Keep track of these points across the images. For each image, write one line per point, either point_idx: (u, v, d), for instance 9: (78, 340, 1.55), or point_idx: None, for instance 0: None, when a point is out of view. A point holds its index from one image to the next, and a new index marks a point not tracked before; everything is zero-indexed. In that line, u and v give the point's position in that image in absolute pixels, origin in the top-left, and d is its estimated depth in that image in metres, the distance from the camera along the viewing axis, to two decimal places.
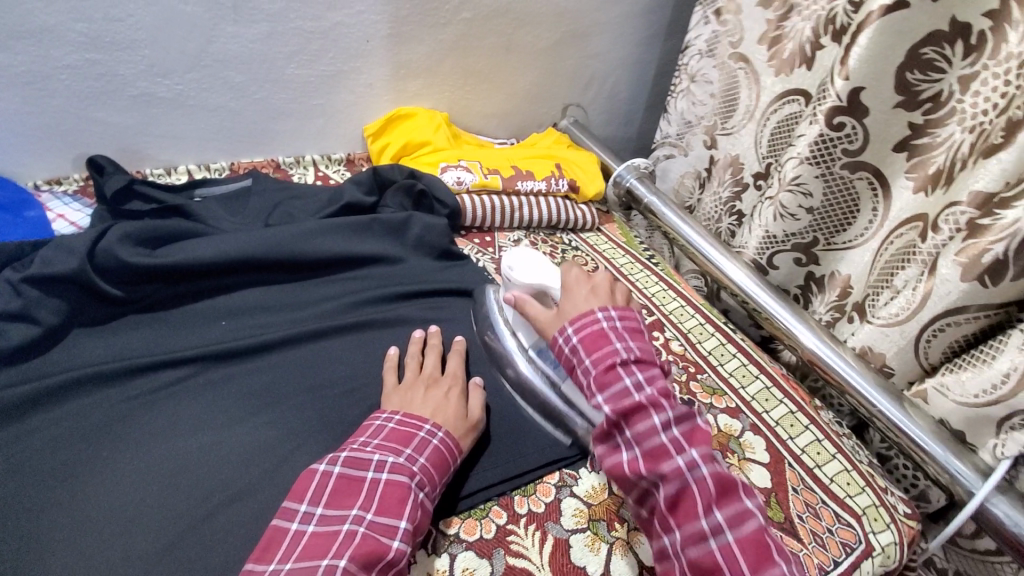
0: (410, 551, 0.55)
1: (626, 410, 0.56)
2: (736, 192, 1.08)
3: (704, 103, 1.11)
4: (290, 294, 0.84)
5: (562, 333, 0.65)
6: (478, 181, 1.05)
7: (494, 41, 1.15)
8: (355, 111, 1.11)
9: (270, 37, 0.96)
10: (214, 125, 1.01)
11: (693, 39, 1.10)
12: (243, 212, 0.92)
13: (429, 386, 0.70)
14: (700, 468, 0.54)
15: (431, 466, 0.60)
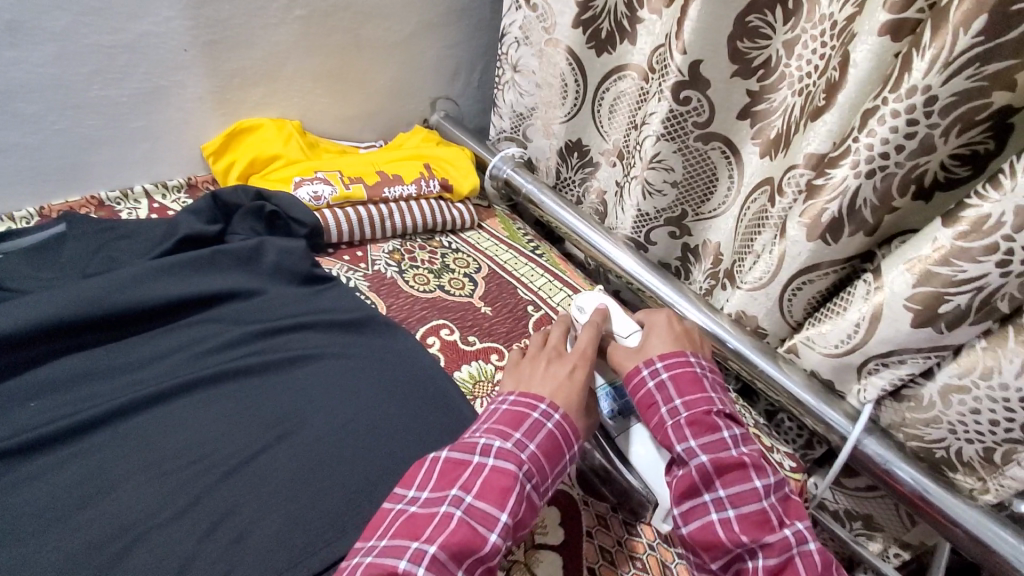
0: (509, 543, 0.54)
1: (730, 464, 0.60)
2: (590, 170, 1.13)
3: (532, 93, 1.12)
4: (118, 354, 0.71)
5: (648, 365, 0.68)
6: (338, 194, 0.98)
7: (339, 38, 1.06)
8: (187, 130, 0.98)
9: (61, 59, 0.82)
10: (10, 166, 0.86)
11: (508, 26, 1.08)
12: (55, 265, 0.78)
13: (553, 362, 0.69)
14: (806, 541, 0.56)
15: (545, 453, 0.58)
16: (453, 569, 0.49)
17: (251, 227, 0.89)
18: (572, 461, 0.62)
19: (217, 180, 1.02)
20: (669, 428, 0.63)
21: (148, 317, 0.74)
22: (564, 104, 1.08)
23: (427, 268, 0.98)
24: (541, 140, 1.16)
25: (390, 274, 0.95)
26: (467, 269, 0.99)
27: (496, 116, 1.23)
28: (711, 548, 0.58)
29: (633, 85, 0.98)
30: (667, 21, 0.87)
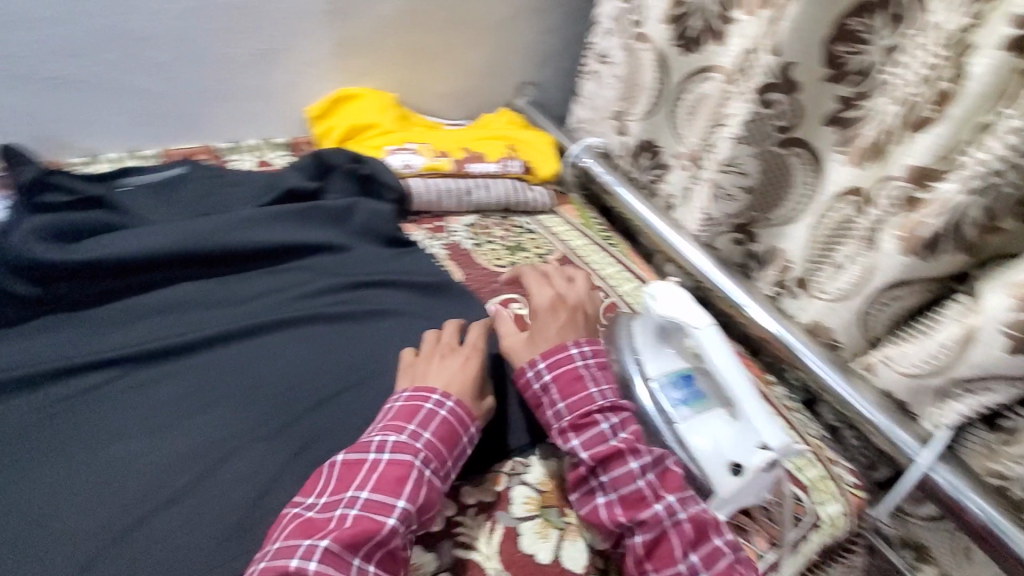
0: (412, 528, 0.54)
1: (599, 455, 0.62)
2: (656, 174, 1.12)
3: (612, 85, 1.14)
4: (223, 289, 0.77)
5: (532, 366, 0.67)
6: (427, 164, 1.02)
7: (440, 16, 1.10)
8: (293, 93, 1.04)
9: (191, 15, 0.88)
10: (140, 110, 0.93)
11: (601, 17, 1.14)
12: (173, 203, 0.85)
13: (446, 356, 0.67)
14: (676, 513, 0.59)
15: (438, 441, 0.58)
16: (349, 556, 0.49)
17: (346, 187, 0.95)
18: (468, 446, 0.62)
19: (315, 142, 1.08)
20: (556, 432, 0.65)
21: (253, 257, 0.80)
22: (642, 101, 1.09)
23: (502, 245, 1.01)
24: (614, 135, 1.18)
25: (467, 246, 0.98)
26: (539, 251, 1.02)
27: (577, 105, 1.26)
28: (603, 530, 0.62)
29: (715, 87, 0.95)
30: (757, 25, 0.86)
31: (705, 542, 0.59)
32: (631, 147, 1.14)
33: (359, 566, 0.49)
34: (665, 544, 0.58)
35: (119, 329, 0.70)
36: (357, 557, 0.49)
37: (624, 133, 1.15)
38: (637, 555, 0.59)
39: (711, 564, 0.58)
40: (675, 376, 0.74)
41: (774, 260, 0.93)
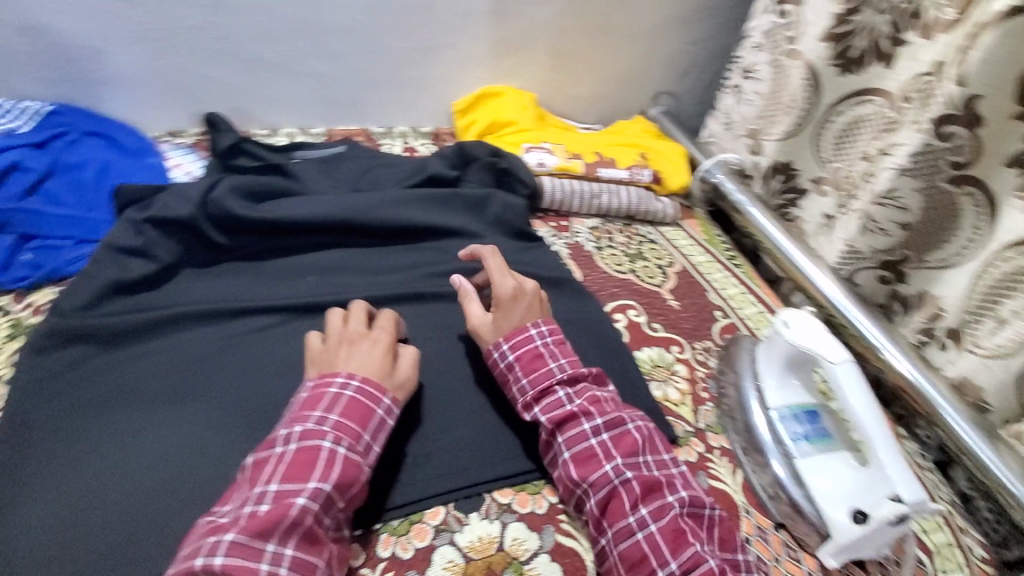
0: (328, 510, 0.51)
1: (557, 417, 0.62)
2: (788, 198, 1.06)
3: (751, 101, 1.10)
4: (368, 258, 0.83)
5: (497, 348, 0.66)
6: (560, 164, 1.05)
7: (589, 21, 1.13)
8: (446, 86, 1.11)
9: (373, 9, 0.96)
10: (314, 92, 1.03)
11: (753, 30, 1.08)
12: (334, 176, 0.95)
13: (358, 343, 0.61)
14: (622, 471, 0.59)
15: (351, 422, 0.54)
16: (263, 539, 0.47)
17: (483, 178, 1.00)
18: (390, 420, 0.58)
19: (457, 134, 1.15)
20: (521, 407, 0.65)
21: (399, 233, 0.86)
22: (783, 121, 1.03)
23: (623, 251, 1.01)
24: (746, 154, 1.12)
25: (589, 248, 1.00)
26: (661, 261, 1.01)
27: (712, 118, 1.22)
28: (564, 491, 0.62)
29: (875, 112, 0.89)
30: (940, 48, 0.80)
31: (660, 498, 0.58)
32: (764, 168, 1.09)
33: (275, 550, 0.47)
34: (616, 500, 0.58)
35: (276, 282, 0.77)
36: (270, 541, 0.47)
37: (758, 152, 1.09)
38: (594, 515, 0.59)
39: (660, 519, 0.56)
40: (799, 410, 0.73)
41: (927, 305, 0.85)
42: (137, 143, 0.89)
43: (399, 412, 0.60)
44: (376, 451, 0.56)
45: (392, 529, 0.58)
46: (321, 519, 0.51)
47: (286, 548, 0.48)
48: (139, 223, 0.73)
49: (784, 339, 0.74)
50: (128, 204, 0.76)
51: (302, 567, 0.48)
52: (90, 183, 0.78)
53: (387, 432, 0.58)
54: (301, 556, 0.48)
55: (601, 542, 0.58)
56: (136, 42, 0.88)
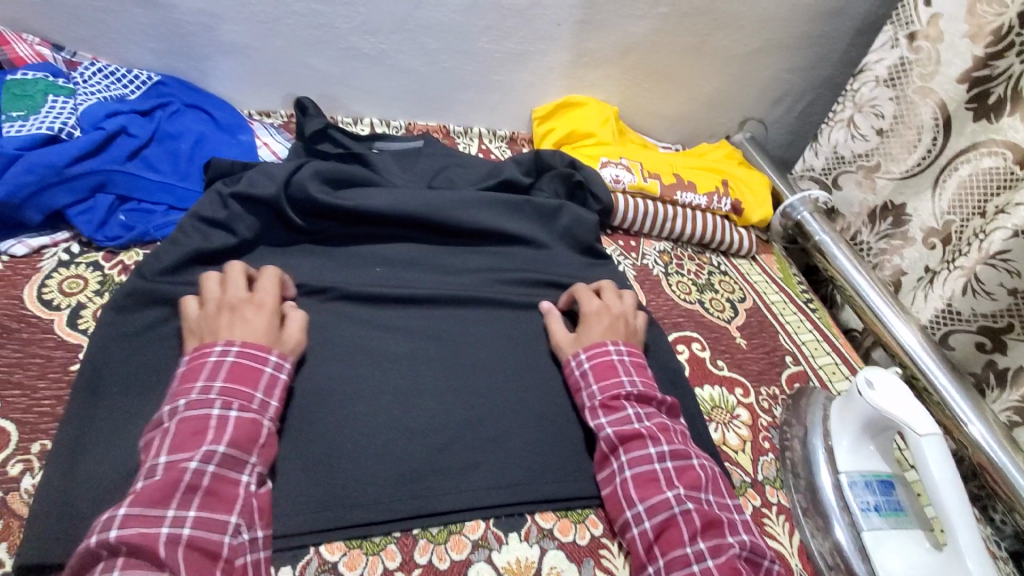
0: (229, 470, 0.52)
1: (623, 434, 0.62)
2: (892, 245, 1.01)
3: (868, 138, 1.00)
4: (435, 255, 0.83)
5: (576, 357, 0.70)
6: (636, 183, 1.01)
7: (685, 40, 1.10)
8: (531, 91, 1.11)
9: (470, 10, 0.97)
10: (402, 86, 1.04)
11: (872, 63, 0.97)
12: (410, 171, 0.95)
13: (241, 310, 0.62)
14: (682, 501, 0.58)
15: (240, 385, 0.56)
16: (162, 505, 0.48)
17: (556, 188, 0.97)
18: (282, 376, 0.60)
19: (534, 141, 1.14)
20: (587, 412, 0.66)
21: (468, 235, 0.86)
22: (905, 161, 0.97)
23: (691, 279, 0.97)
24: (854, 191, 1.05)
25: (656, 272, 0.96)
26: (731, 295, 0.96)
27: (810, 150, 1.12)
28: (614, 511, 0.61)
29: (999, 166, 0.84)
30: None
31: (717, 536, 0.56)
32: (874, 207, 1.03)
33: (176, 515, 0.48)
34: (674, 528, 0.57)
35: (347, 269, 0.78)
36: (170, 508, 0.48)
37: (870, 190, 1.03)
38: (646, 541, 0.57)
39: (718, 555, 0.55)
40: (872, 478, 0.68)
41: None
42: (232, 119, 0.92)
43: (292, 369, 0.62)
44: (274, 408, 0.58)
45: (431, 536, 0.58)
46: (225, 477, 0.52)
47: (189, 510, 0.49)
48: (226, 197, 0.75)
49: (863, 401, 0.68)
50: (218, 177, 0.78)
51: (210, 525, 0.49)
52: (185, 154, 0.82)
53: (283, 389, 0.60)
54: (206, 515, 0.49)
55: (649, 568, 0.56)
56: (243, 23, 0.90)
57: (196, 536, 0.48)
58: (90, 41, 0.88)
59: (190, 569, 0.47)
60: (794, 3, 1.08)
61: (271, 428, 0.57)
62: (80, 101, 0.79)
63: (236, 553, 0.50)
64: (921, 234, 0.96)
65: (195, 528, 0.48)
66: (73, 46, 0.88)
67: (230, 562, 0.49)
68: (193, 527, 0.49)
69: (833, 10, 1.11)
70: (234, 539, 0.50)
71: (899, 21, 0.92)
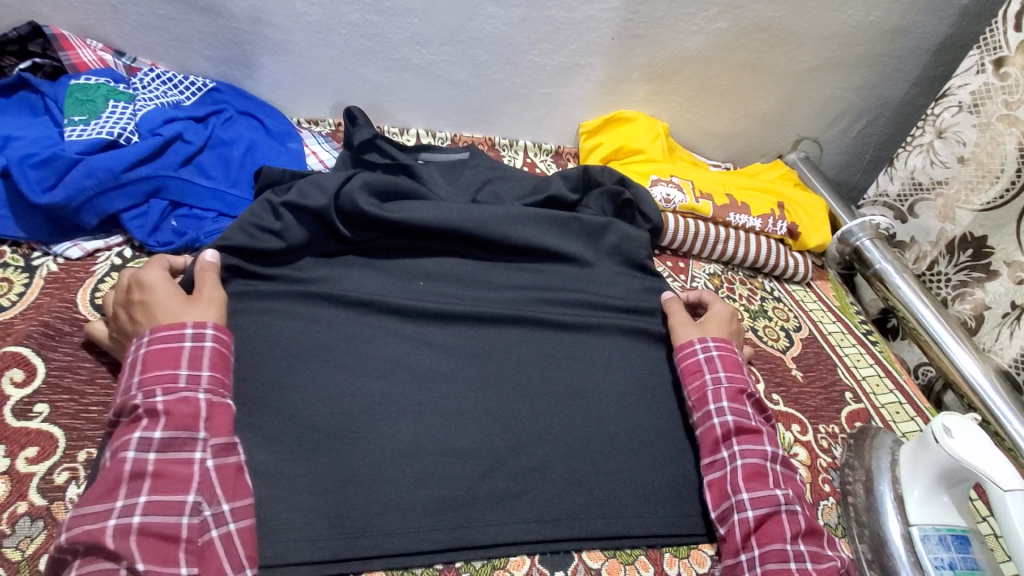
0: (172, 453, 0.51)
1: (741, 424, 0.64)
2: (975, 279, 0.95)
3: (948, 165, 0.96)
4: (480, 267, 0.81)
5: (702, 343, 0.72)
6: (687, 203, 0.98)
7: (742, 57, 1.06)
8: (579, 106, 1.08)
9: (523, 22, 0.94)
10: (449, 97, 1.03)
11: (955, 88, 0.93)
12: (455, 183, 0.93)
13: (130, 299, 0.58)
14: (792, 502, 0.59)
15: (163, 366, 0.54)
16: (110, 499, 0.48)
17: (602, 206, 0.93)
18: (208, 343, 0.57)
19: (580, 156, 1.12)
20: (708, 395, 0.67)
21: (513, 251, 0.83)
22: (988, 191, 0.92)
23: (743, 306, 0.92)
24: (932, 220, 1.00)
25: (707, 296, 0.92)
26: (786, 323, 0.91)
27: (885, 176, 1.07)
28: (715, 498, 0.62)
29: None
30: None
31: (817, 545, 0.58)
32: (953, 239, 0.97)
33: (125, 505, 0.48)
34: (777, 523, 0.58)
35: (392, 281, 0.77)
36: (118, 499, 0.48)
37: (949, 220, 0.98)
38: (747, 531, 0.58)
39: (819, 562, 0.57)
40: (947, 532, 0.62)
41: None
42: (282, 126, 0.93)
43: (214, 333, 0.58)
44: (206, 378, 0.55)
45: (474, 569, 0.56)
46: (171, 461, 0.51)
47: (139, 497, 0.48)
48: (276, 205, 0.73)
49: (939, 451, 0.63)
50: (268, 185, 0.78)
51: (163, 508, 0.48)
52: (235, 161, 0.82)
53: (212, 355, 0.56)
54: (158, 500, 0.49)
55: (743, 556, 0.58)
56: (297, 32, 0.91)
57: (148, 523, 0.47)
58: (151, 48, 0.89)
59: (147, 556, 0.46)
60: (860, 20, 1.04)
61: (212, 398, 0.55)
62: (139, 106, 0.79)
63: (199, 531, 0.50)
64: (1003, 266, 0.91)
65: (147, 516, 0.48)
66: (135, 52, 0.90)
67: (193, 541, 0.49)
68: (144, 514, 0.48)
69: (899, 28, 1.06)
70: (194, 519, 0.49)
71: (986, 44, 0.89)
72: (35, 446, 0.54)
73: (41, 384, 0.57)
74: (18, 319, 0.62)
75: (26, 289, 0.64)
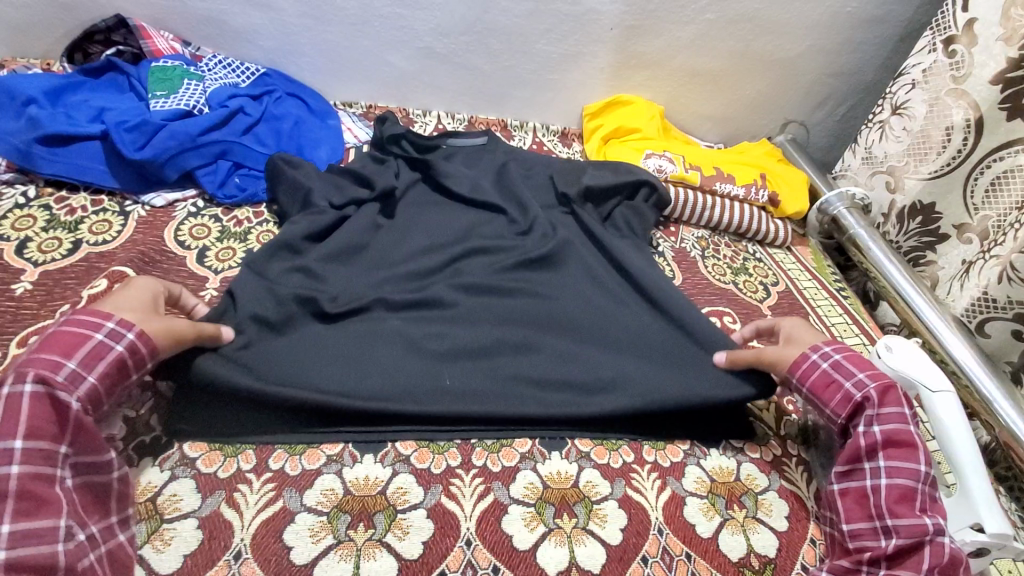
0: (30, 470, 0.46)
1: (892, 436, 0.60)
2: (925, 241, 1.08)
3: (901, 138, 1.10)
4: (507, 331, 0.74)
5: (816, 350, 0.67)
6: (677, 173, 1.10)
7: (730, 45, 1.18)
8: (583, 90, 1.21)
9: (532, 14, 1.07)
10: (468, 83, 1.16)
11: (911, 67, 1.07)
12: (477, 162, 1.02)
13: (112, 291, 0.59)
14: (941, 532, 0.56)
15: (46, 354, 0.50)
16: None
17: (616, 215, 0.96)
18: (119, 345, 0.54)
19: (584, 136, 1.24)
20: (860, 404, 0.63)
21: (517, 294, 0.79)
22: (932, 161, 1.04)
23: (726, 263, 1.04)
24: (883, 191, 1.15)
25: (693, 254, 1.03)
26: (765, 279, 1.03)
27: (851, 152, 1.22)
28: (852, 510, 0.61)
29: None
30: None
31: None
32: (900, 208, 1.11)
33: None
34: (916, 554, 0.55)
35: (414, 304, 0.75)
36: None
37: (897, 190, 1.11)
38: (880, 555, 0.57)
39: None
40: None
41: None
42: (323, 106, 1.07)
43: (130, 341, 0.55)
44: (89, 384, 0.51)
45: (487, 446, 0.66)
46: (40, 478, 0.47)
47: (1, 525, 0.43)
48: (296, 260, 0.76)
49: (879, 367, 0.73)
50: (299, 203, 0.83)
51: (28, 533, 0.44)
52: (286, 132, 0.96)
53: (114, 360, 0.53)
54: (24, 527, 0.44)
55: (865, 567, 0.57)
56: (336, 24, 1.04)
57: (15, 557, 0.43)
58: (212, 38, 1.04)
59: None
60: (836, 11, 1.15)
61: (86, 408, 0.51)
62: (208, 85, 0.94)
63: (76, 557, 0.46)
64: (949, 228, 1.03)
65: (13, 548, 0.43)
66: (199, 42, 1.04)
67: (71, 568, 0.45)
68: (10, 545, 0.43)
69: (874, 17, 1.17)
70: (70, 544, 0.46)
71: (937, 27, 1.02)
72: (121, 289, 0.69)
73: None
74: (118, 249, 0.75)
75: (123, 228, 0.78)
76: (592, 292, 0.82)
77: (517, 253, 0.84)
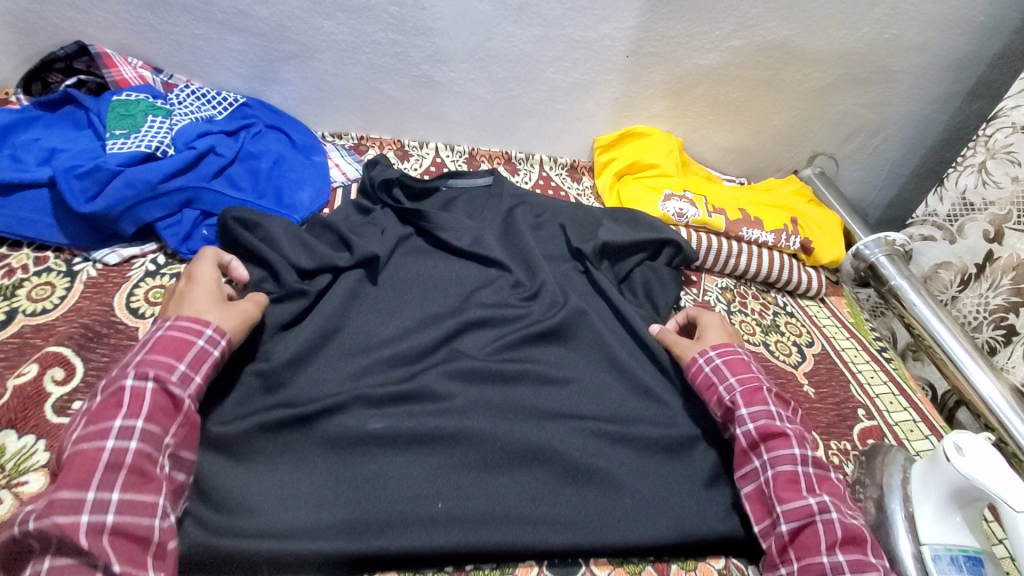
0: (144, 448, 0.50)
1: (765, 428, 0.62)
2: (1012, 302, 0.95)
3: (1001, 185, 0.97)
4: (512, 433, 0.63)
5: (703, 355, 0.70)
6: (700, 218, 1.00)
7: (757, 74, 1.07)
8: (594, 121, 1.10)
9: (540, 41, 0.97)
10: (469, 112, 1.06)
11: (1009, 109, 0.96)
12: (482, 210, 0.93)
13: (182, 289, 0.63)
14: (828, 510, 0.56)
15: (160, 355, 0.54)
16: (84, 488, 0.46)
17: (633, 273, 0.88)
18: (216, 351, 0.58)
19: (594, 170, 1.14)
20: (728, 405, 0.66)
21: (520, 381, 0.70)
22: None
23: (755, 320, 0.93)
24: (980, 241, 1.01)
25: (718, 309, 0.92)
26: (798, 338, 0.92)
27: (937, 196, 1.09)
28: (756, 510, 0.61)
29: None
30: None
31: (858, 552, 0.55)
32: (998, 263, 0.97)
33: (98, 499, 0.46)
34: (812, 535, 0.56)
35: (401, 397, 0.65)
36: (90, 490, 0.46)
37: (996, 242, 0.98)
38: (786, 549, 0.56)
39: (862, 571, 0.53)
40: (960, 553, 0.61)
41: None
42: (307, 140, 0.97)
43: (226, 346, 0.60)
44: (195, 384, 0.56)
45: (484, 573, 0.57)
46: (148, 458, 0.50)
47: (112, 493, 0.47)
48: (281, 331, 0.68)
49: (949, 471, 0.62)
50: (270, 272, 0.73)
51: (136, 507, 0.47)
52: (264, 174, 0.86)
53: (214, 362, 0.58)
54: (132, 498, 0.47)
55: (782, 570, 0.56)
56: (324, 51, 0.94)
57: (122, 522, 0.46)
58: (186, 65, 0.94)
59: (121, 557, 0.45)
60: (875, 37, 1.04)
61: (190, 403, 0.55)
62: (175, 121, 0.84)
63: (168, 536, 0.49)
64: None
65: (121, 514, 0.46)
66: (171, 69, 0.94)
67: (162, 545, 0.48)
68: (118, 512, 0.46)
69: (915, 45, 1.06)
70: (164, 521, 0.49)
71: None
72: (61, 370, 0.60)
73: (78, 383, 0.60)
74: (60, 321, 0.65)
75: (67, 293, 0.69)
76: (607, 378, 0.74)
77: (523, 324, 0.76)
